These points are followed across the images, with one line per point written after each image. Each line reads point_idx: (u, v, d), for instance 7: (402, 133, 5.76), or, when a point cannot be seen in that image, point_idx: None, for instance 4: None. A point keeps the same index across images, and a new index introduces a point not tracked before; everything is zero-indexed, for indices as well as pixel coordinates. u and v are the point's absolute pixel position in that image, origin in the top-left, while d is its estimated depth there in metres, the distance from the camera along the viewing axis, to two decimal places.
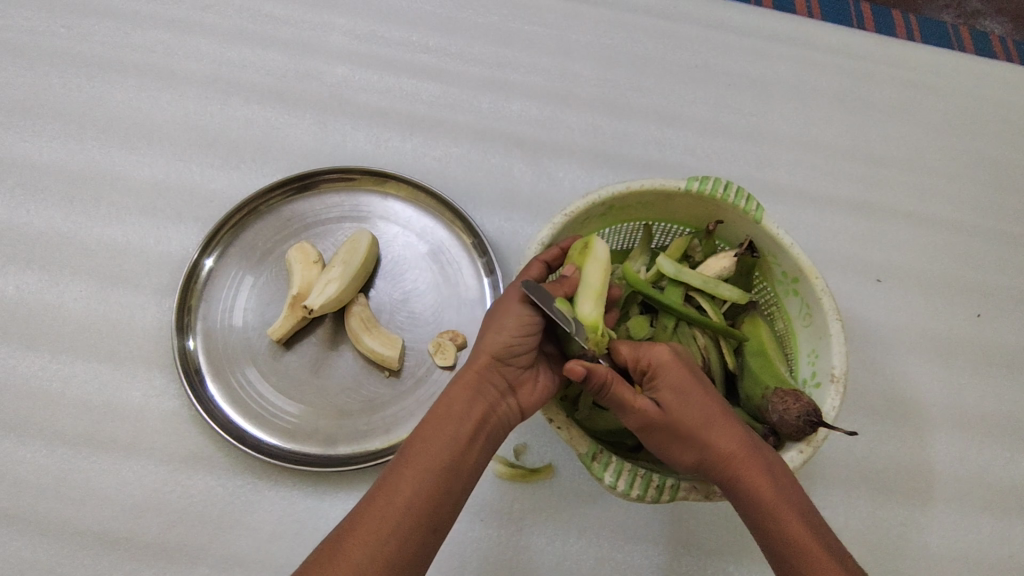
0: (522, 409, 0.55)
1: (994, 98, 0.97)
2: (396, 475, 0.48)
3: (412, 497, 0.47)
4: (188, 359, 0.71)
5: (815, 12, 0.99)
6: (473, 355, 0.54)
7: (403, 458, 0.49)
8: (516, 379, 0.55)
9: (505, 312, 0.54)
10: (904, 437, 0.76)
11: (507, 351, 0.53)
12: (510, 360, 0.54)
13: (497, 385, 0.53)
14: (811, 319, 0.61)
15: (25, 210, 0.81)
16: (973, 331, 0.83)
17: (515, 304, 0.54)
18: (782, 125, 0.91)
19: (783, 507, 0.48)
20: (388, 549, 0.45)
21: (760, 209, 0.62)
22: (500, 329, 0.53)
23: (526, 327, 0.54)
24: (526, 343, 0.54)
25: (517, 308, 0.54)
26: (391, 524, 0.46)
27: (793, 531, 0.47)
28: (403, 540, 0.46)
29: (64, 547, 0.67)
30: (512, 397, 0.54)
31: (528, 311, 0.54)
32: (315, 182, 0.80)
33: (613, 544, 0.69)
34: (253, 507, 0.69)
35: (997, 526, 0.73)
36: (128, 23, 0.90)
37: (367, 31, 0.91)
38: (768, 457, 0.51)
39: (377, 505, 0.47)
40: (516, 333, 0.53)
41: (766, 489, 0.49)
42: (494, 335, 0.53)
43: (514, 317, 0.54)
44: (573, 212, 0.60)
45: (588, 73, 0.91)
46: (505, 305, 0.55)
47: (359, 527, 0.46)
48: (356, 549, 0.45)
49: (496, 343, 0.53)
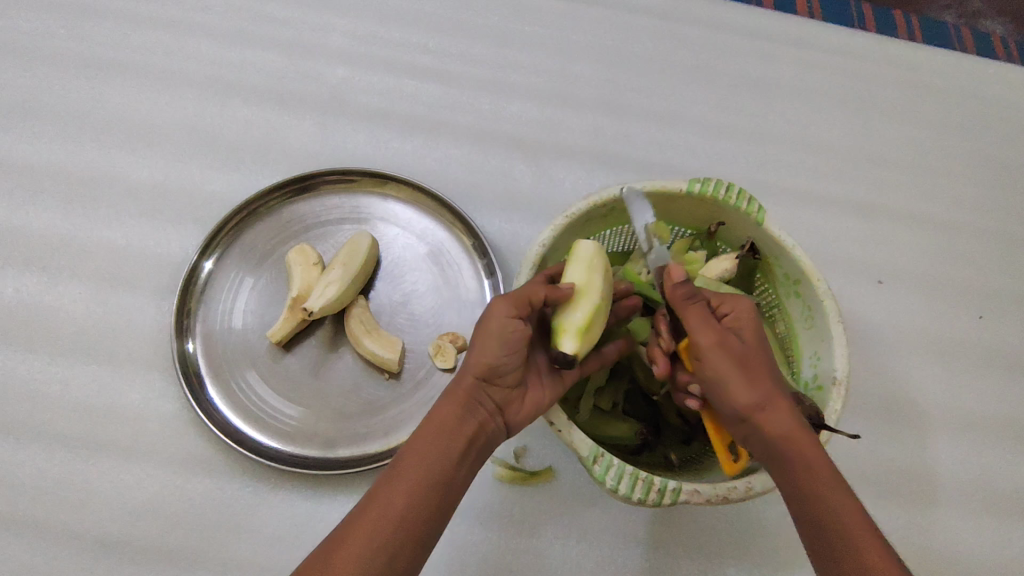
0: (508, 425, 0.54)
1: (996, 98, 0.96)
2: (389, 486, 0.48)
3: (404, 510, 0.47)
4: (187, 361, 0.71)
5: (816, 12, 0.99)
6: (461, 370, 0.53)
7: (396, 468, 0.49)
8: (502, 396, 0.53)
9: (491, 330, 0.52)
10: (906, 439, 0.76)
11: (492, 371, 0.52)
12: (496, 379, 0.53)
13: (485, 404, 0.53)
14: (813, 321, 0.61)
15: (24, 212, 0.80)
16: (975, 332, 0.82)
17: (498, 323, 0.51)
18: (783, 126, 0.90)
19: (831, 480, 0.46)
20: (379, 560, 0.45)
21: (762, 211, 0.61)
22: (484, 350, 0.52)
23: (512, 346, 0.52)
24: (512, 362, 0.52)
25: (500, 327, 0.51)
26: (383, 535, 0.46)
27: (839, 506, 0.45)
28: (394, 553, 0.46)
29: (62, 550, 0.66)
30: (499, 414, 0.54)
31: (512, 329, 0.51)
32: (315, 183, 0.80)
33: (614, 546, 0.69)
34: (253, 510, 0.69)
35: (999, 528, 0.73)
36: (128, 24, 0.90)
37: (367, 32, 0.91)
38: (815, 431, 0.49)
39: (370, 515, 0.47)
40: (500, 353, 0.52)
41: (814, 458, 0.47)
42: (479, 353, 0.52)
43: (497, 337, 0.51)
44: (574, 213, 0.59)
45: (588, 74, 0.91)
46: (492, 321, 0.52)
47: (352, 537, 0.46)
48: (351, 557, 0.45)
49: (480, 364, 0.52)
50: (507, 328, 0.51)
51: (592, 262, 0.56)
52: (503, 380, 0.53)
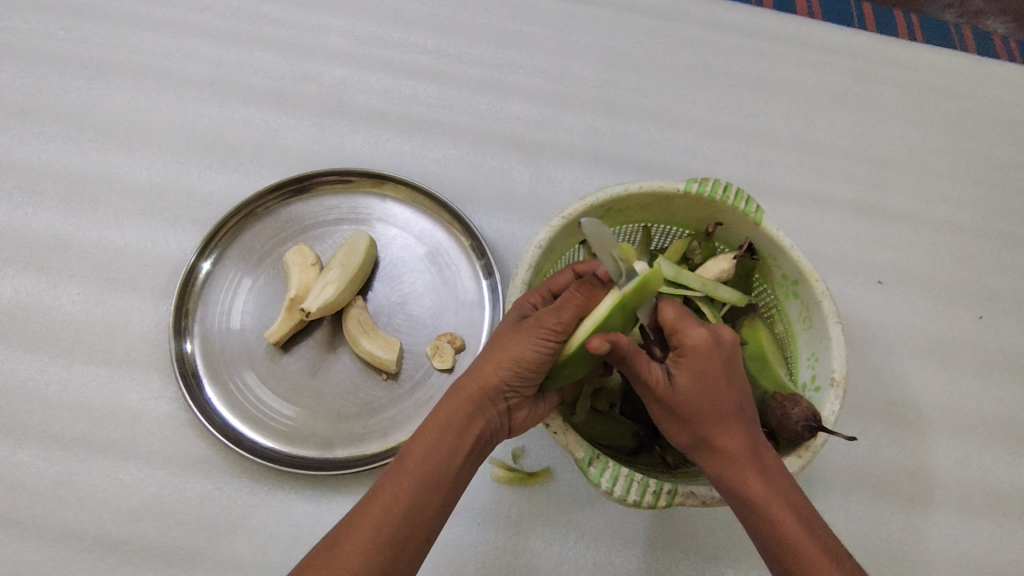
0: (512, 427, 0.54)
1: (997, 98, 0.96)
2: (394, 481, 0.48)
3: (409, 505, 0.47)
4: (185, 362, 0.71)
5: (816, 12, 0.98)
6: (482, 365, 0.51)
7: (402, 462, 0.49)
8: (515, 401, 0.52)
9: (522, 338, 0.50)
10: (905, 440, 0.75)
11: (514, 378, 0.51)
12: (515, 385, 0.51)
13: (496, 405, 0.51)
14: (811, 321, 0.61)
15: (24, 213, 0.81)
16: (975, 332, 0.82)
17: (536, 334, 0.50)
18: (782, 125, 0.90)
19: (780, 508, 0.48)
20: (383, 556, 0.46)
21: (760, 211, 0.61)
22: (512, 358, 0.50)
23: (541, 361, 0.50)
24: (535, 373, 0.51)
25: (534, 340, 0.50)
26: (388, 531, 0.46)
27: (789, 536, 0.47)
28: (398, 549, 0.46)
29: (60, 551, 0.67)
30: (506, 417, 0.53)
31: (546, 347, 0.50)
32: (313, 183, 0.80)
33: (612, 547, 0.69)
34: (251, 510, 0.69)
35: (998, 530, 0.73)
36: (127, 25, 0.90)
37: (366, 32, 0.91)
38: (767, 457, 0.49)
39: (375, 511, 0.47)
40: (528, 365, 0.50)
41: (761, 492, 0.48)
42: (504, 358, 0.50)
43: (530, 350, 0.50)
44: (571, 215, 0.59)
45: (587, 74, 0.91)
46: (526, 330, 0.50)
47: (356, 532, 0.46)
48: (354, 554, 0.45)
49: (504, 368, 0.50)
50: (544, 344, 0.50)
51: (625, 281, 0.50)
52: (521, 388, 0.52)
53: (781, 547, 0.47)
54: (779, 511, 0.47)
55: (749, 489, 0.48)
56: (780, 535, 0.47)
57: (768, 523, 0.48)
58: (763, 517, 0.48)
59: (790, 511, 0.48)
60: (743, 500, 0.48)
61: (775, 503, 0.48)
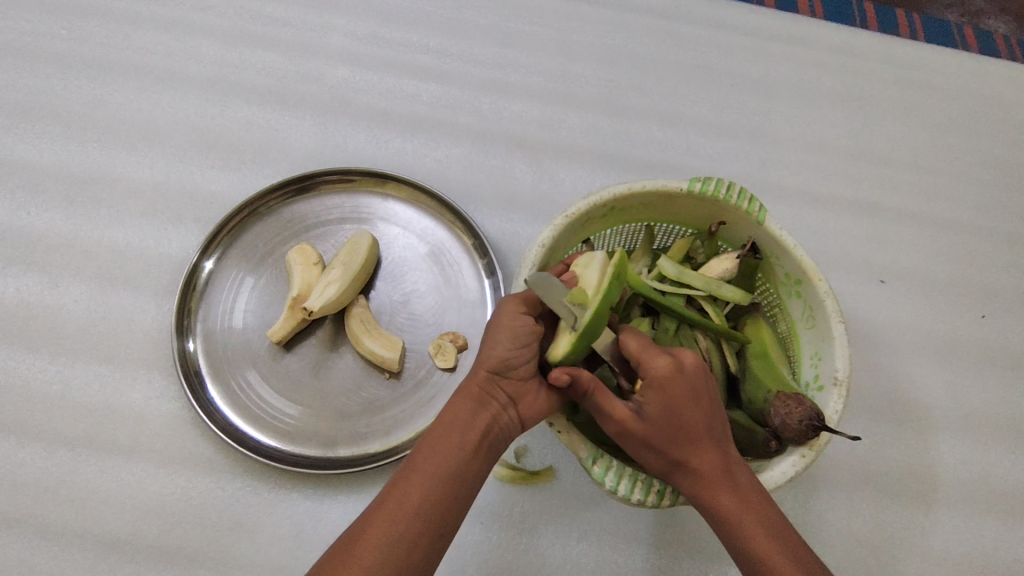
0: (524, 420, 0.53)
1: (998, 97, 0.96)
2: (405, 479, 0.48)
3: (422, 500, 0.47)
4: (188, 361, 0.71)
5: (818, 11, 0.98)
6: (474, 364, 0.53)
7: (411, 462, 0.49)
8: (514, 388, 0.52)
9: (498, 324, 0.52)
10: (908, 439, 0.75)
11: (502, 365, 0.51)
12: (506, 371, 0.52)
13: (496, 396, 0.52)
14: (814, 321, 0.61)
15: (26, 212, 0.81)
16: (978, 332, 0.82)
17: (507, 317, 0.52)
18: (784, 125, 0.90)
19: (750, 522, 0.49)
20: (397, 551, 0.45)
21: (763, 210, 0.61)
22: (499, 343, 0.51)
23: (520, 340, 0.52)
24: (522, 354, 0.52)
25: (507, 322, 0.52)
26: (401, 526, 0.46)
27: (758, 548, 0.48)
28: (412, 545, 0.46)
29: (64, 550, 0.66)
30: (512, 408, 0.52)
31: (523, 325, 0.52)
32: (315, 183, 0.80)
33: (615, 546, 0.69)
34: (254, 510, 0.69)
35: (1001, 529, 0.73)
36: (129, 25, 0.90)
37: (368, 32, 0.91)
38: (738, 474, 0.50)
39: (388, 508, 0.47)
40: (510, 347, 0.51)
41: (728, 506, 0.49)
42: (488, 349, 0.52)
43: (505, 332, 0.51)
44: (574, 213, 0.59)
45: (590, 74, 0.91)
46: (499, 317, 0.53)
47: (370, 529, 0.46)
48: (370, 550, 0.45)
49: (490, 357, 0.51)
50: (516, 322, 0.52)
51: (601, 270, 0.54)
52: (514, 373, 0.52)
53: (756, 562, 0.48)
54: (750, 528, 0.48)
55: (717, 505, 0.49)
56: (749, 547, 0.48)
57: (737, 536, 0.49)
58: (731, 529, 0.49)
59: (761, 525, 0.48)
60: (712, 515, 0.50)
61: (744, 518, 0.49)
